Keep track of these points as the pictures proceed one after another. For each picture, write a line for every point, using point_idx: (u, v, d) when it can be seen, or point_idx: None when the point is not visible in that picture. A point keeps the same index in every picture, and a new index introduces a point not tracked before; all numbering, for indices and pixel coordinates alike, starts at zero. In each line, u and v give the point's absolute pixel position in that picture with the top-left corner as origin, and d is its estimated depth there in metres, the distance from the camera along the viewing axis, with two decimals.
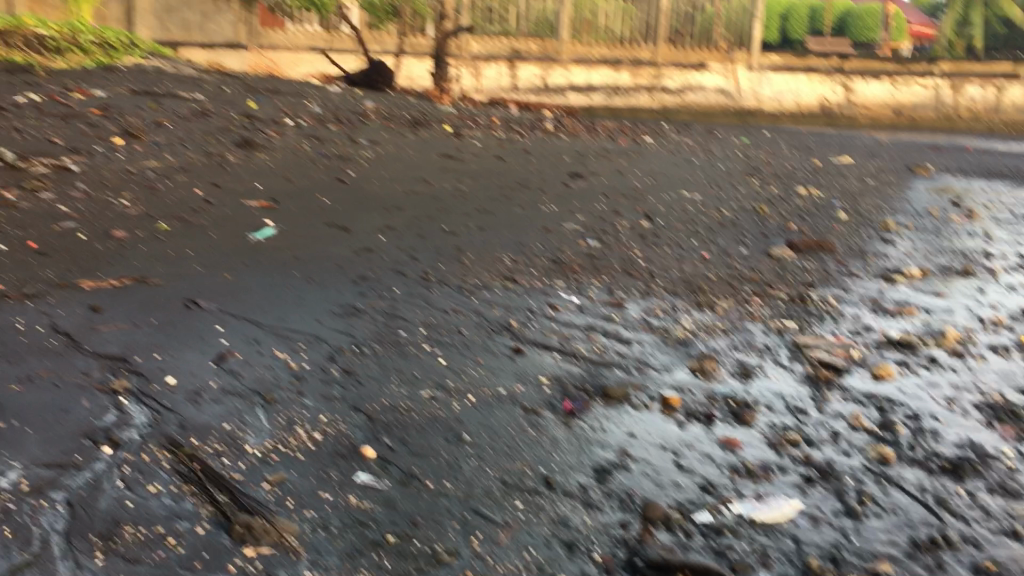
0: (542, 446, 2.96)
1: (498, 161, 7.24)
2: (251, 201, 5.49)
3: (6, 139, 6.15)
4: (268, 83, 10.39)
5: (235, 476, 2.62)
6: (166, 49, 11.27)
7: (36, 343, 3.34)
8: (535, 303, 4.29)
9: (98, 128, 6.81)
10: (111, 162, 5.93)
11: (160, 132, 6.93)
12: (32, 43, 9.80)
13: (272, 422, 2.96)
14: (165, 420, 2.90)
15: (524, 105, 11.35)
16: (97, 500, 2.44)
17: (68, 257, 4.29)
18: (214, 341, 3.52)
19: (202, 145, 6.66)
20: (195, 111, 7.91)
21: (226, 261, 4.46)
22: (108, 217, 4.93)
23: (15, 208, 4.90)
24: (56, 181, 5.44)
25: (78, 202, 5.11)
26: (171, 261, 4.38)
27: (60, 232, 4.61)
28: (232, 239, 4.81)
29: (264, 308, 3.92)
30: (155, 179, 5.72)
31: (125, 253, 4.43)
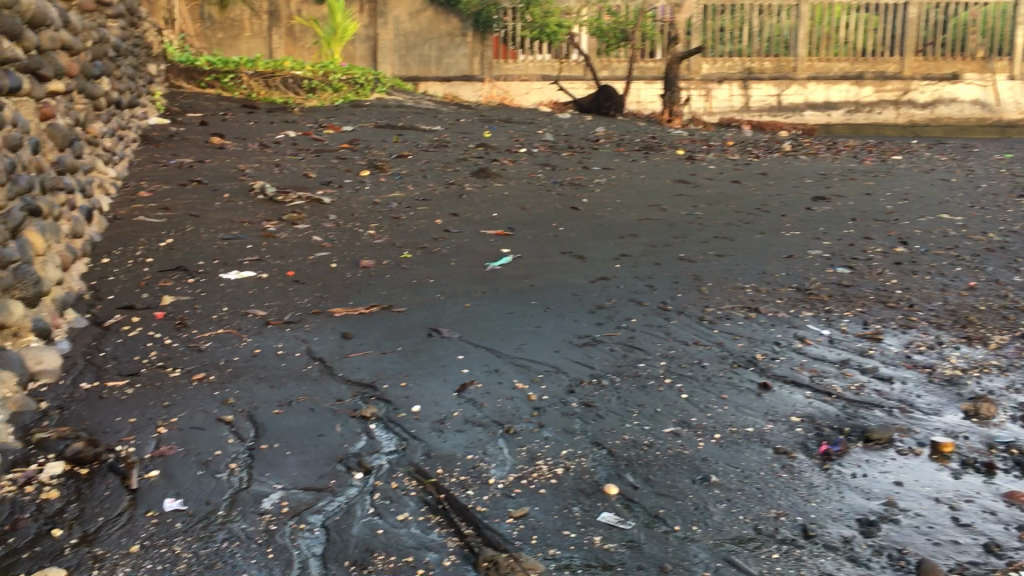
0: (797, 492, 2.75)
1: (734, 185, 6.99)
2: (488, 230, 5.60)
3: (268, 174, 6.64)
4: (501, 112, 10.66)
5: (480, 508, 2.60)
6: (407, 85, 11.85)
7: (294, 369, 3.53)
8: (781, 335, 4.06)
9: (348, 162, 7.22)
10: (359, 194, 6.25)
11: (403, 164, 7.24)
12: (289, 85, 10.59)
13: (514, 454, 2.94)
14: (412, 448, 2.95)
15: (758, 125, 10.99)
16: (350, 527, 2.49)
17: (322, 285, 4.52)
18: (456, 370, 3.57)
19: (441, 176, 6.89)
20: (435, 142, 8.22)
21: (466, 290, 4.55)
22: (357, 246, 5.17)
23: (276, 238, 5.25)
24: (311, 212, 5.79)
25: (329, 233, 5.39)
26: (414, 289, 4.52)
27: (314, 262, 4.87)
28: (471, 267, 4.91)
29: (503, 337, 3.94)
30: (399, 209, 5.96)
31: (373, 281, 4.62)
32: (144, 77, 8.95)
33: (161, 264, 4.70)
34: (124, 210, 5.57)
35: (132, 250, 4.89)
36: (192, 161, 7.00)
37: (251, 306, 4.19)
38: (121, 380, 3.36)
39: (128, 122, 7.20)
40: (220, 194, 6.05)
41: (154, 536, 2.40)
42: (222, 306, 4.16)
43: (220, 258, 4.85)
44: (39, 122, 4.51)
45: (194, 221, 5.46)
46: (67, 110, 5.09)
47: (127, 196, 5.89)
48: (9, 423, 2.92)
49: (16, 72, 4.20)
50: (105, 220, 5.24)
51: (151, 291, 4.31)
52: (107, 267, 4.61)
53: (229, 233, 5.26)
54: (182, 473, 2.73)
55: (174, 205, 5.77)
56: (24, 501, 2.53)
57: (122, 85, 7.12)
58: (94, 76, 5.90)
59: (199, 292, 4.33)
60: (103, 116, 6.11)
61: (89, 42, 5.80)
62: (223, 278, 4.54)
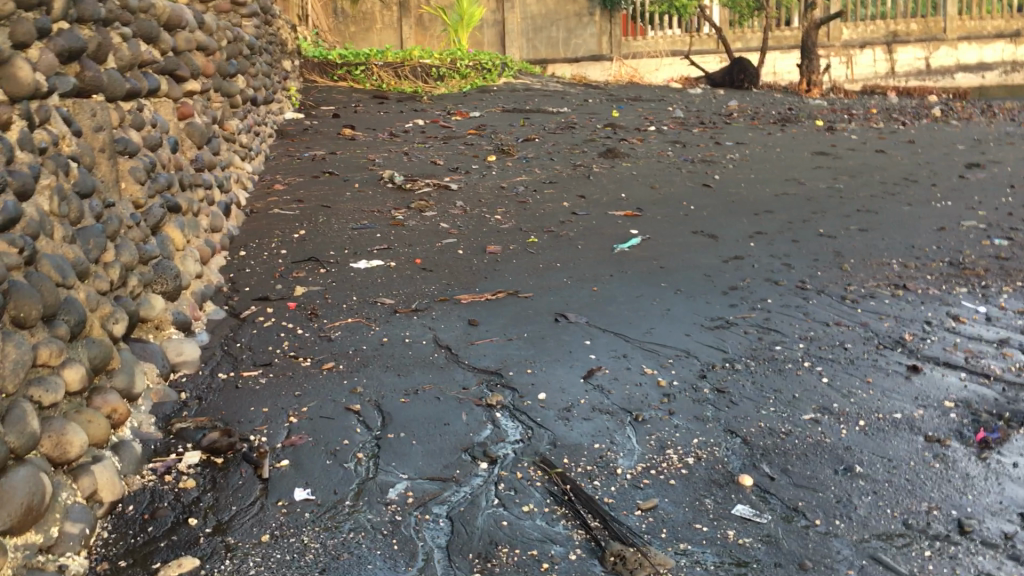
0: (951, 484, 2.54)
1: (877, 154, 6.63)
2: (616, 211, 5.48)
3: (397, 163, 6.72)
4: (630, 90, 10.44)
5: (607, 500, 2.52)
6: (534, 67, 11.82)
7: (421, 357, 3.54)
8: (931, 313, 3.79)
9: (474, 147, 7.23)
10: (486, 179, 6.25)
11: (530, 147, 7.20)
12: (418, 74, 10.73)
13: (643, 443, 2.84)
14: (538, 437, 2.90)
15: (904, 91, 10.45)
16: (474, 518, 2.46)
17: (448, 272, 4.53)
18: (583, 356, 3.49)
19: (568, 157, 6.81)
20: (562, 124, 8.15)
21: (594, 273, 4.46)
22: (484, 232, 5.16)
23: (405, 226, 5.30)
24: (438, 199, 5.81)
25: (456, 220, 5.40)
26: (541, 273, 4.47)
27: (441, 249, 4.89)
28: (598, 250, 4.81)
29: (631, 321, 3.84)
30: (525, 193, 5.92)
31: (499, 266, 4.59)
32: (280, 73, 9.24)
33: (294, 255, 4.81)
34: (261, 204, 5.74)
35: (268, 243, 5.03)
36: (325, 153, 7.17)
37: (379, 295, 4.23)
38: (256, 371, 3.44)
39: (263, 118, 7.43)
40: (351, 185, 6.16)
41: (283, 526, 2.43)
42: (352, 296, 4.21)
43: (351, 248, 4.92)
44: (177, 120, 4.68)
45: (326, 212, 5.57)
46: (204, 108, 5.27)
47: (263, 190, 6.08)
48: (152, 413, 3.04)
49: (153, 73, 4.36)
50: (242, 214, 5.42)
51: (285, 282, 4.42)
52: (244, 259, 4.78)
53: (359, 223, 5.34)
54: (311, 462, 2.77)
55: (307, 197, 5.90)
56: (164, 488, 2.62)
57: (257, 82, 7.36)
58: (229, 74, 6.11)
59: (330, 282, 4.40)
60: (238, 113, 6.33)
61: (223, 42, 5.99)
62: (353, 268, 4.60)
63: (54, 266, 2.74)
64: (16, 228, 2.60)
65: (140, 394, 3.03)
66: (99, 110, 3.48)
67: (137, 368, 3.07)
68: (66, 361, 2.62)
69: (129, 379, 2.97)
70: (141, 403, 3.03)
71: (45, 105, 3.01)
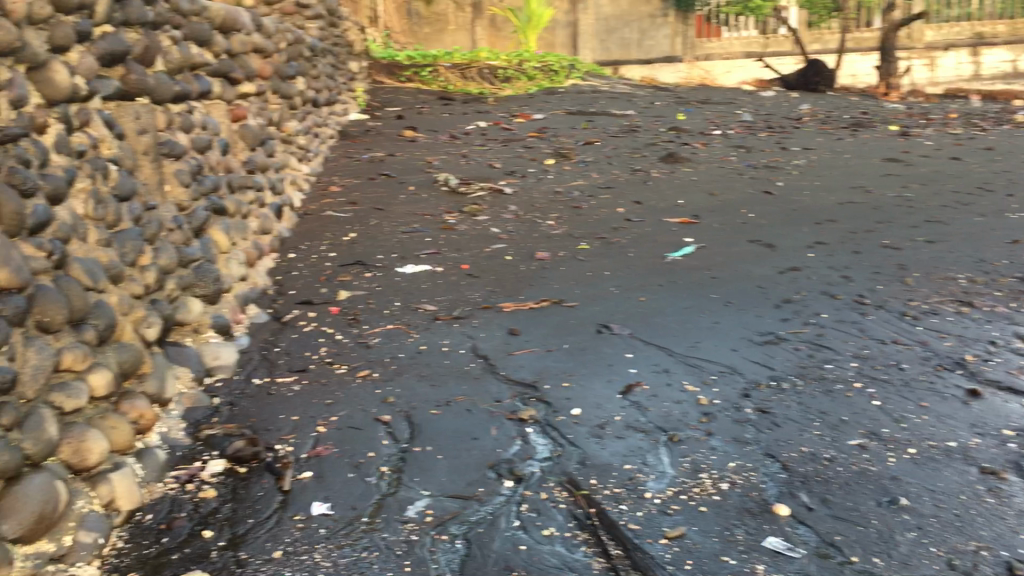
0: (1004, 522, 2.36)
1: (953, 161, 6.34)
2: (672, 217, 5.34)
3: (454, 166, 6.68)
4: (693, 94, 10.34)
5: (632, 526, 2.41)
6: (603, 69, 11.66)
7: (457, 367, 3.49)
8: (997, 333, 3.57)
9: (533, 150, 7.15)
10: (541, 183, 6.16)
11: (590, 151, 7.09)
12: (485, 75, 10.68)
13: (676, 465, 2.72)
14: (567, 455, 2.80)
15: (988, 94, 10.03)
16: (492, 541, 2.37)
17: (494, 279, 4.47)
18: (622, 370, 3.38)
19: (628, 162, 6.68)
20: (625, 127, 8.00)
21: (642, 282, 4.34)
22: (534, 237, 5.08)
23: (455, 230, 5.27)
24: (491, 203, 5.77)
25: (508, 224, 5.33)
26: (587, 281, 4.37)
27: (488, 254, 4.83)
28: (649, 258, 4.68)
29: (677, 334, 3.70)
30: (580, 197, 5.81)
31: (547, 274, 4.50)
32: (347, 74, 9.38)
33: (342, 258, 4.90)
34: (314, 206, 5.88)
35: (317, 245, 5.16)
36: (383, 155, 7.24)
37: (423, 300, 4.23)
38: (289, 376, 3.52)
39: (325, 119, 7.58)
40: (406, 187, 6.21)
41: (297, 542, 2.39)
42: (395, 301, 4.25)
43: (399, 252, 4.96)
44: (229, 123, 4.86)
45: (378, 215, 5.65)
46: (259, 110, 5.45)
47: (319, 192, 6.22)
48: (182, 418, 3.14)
49: (206, 77, 4.54)
50: (294, 217, 5.57)
51: (330, 285, 4.51)
52: (291, 263, 4.88)
53: (410, 227, 5.37)
54: (334, 475, 2.74)
55: (361, 200, 6.00)
56: (185, 498, 2.65)
57: (319, 83, 7.50)
58: (288, 76, 6.26)
59: (374, 287, 4.46)
60: (297, 115, 6.48)
61: (284, 44, 6.14)
62: (399, 273, 4.63)
63: (85, 269, 2.88)
64: (47, 230, 2.76)
65: (171, 398, 3.16)
66: (143, 113, 3.65)
67: (168, 371, 3.22)
68: (93, 367, 2.75)
69: (160, 383, 3.11)
70: (172, 407, 3.15)
71: (86, 109, 3.21)
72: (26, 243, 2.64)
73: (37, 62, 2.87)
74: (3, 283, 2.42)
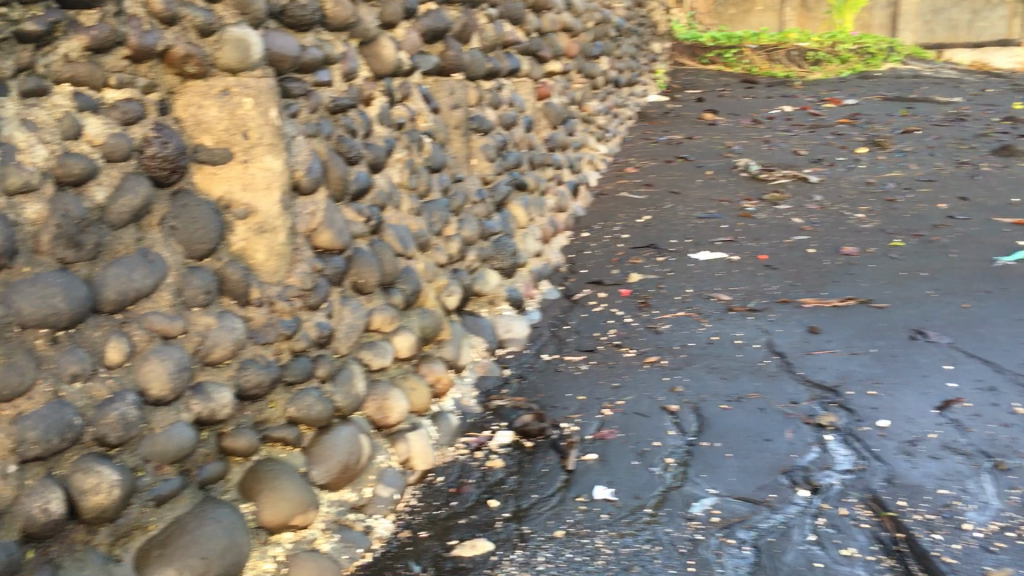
0: None
1: None
2: (1004, 217, 4.77)
3: (756, 151, 6.41)
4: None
5: (948, 559, 2.14)
6: (927, 52, 10.72)
7: (750, 364, 3.34)
8: None
9: (844, 138, 6.71)
10: (851, 173, 5.75)
11: (908, 140, 6.52)
12: (793, 57, 10.18)
13: (1004, 497, 2.39)
14: (871, 470, 2.55)
15: None
16: (783, 553, 2.21)
17: (794, 272, 4.23)
18: (939, 383, 3.04)
19: (953, 153, 6.07)
20: (950, 115, 7.30)
21: (966, 287, 3.90)
22: (840, 231, 4.74)
23: (754, 219, 5.05)
24: (795, 191, 5.48)
25: (811, 215, 5.03)
26: (899, 281, 4.01)
27: (788, 246, 4.59)
28: (975, 260, 4.20)
29: (1008, 349, 3.28)
30: (895, 190, 5.36)
31: (853, 271, 4.19)
32: (648, 55, 9.34)
33: (635, 240, 4.85)
34: (610, 186, 5.88)
35: (611, 225, 5.14)
36: (682, 138, 7.13)
37: (716, 289, 4.09)
38: (577, 355, 3.52)
39: (625, 100, 7.58)
40: (703, 171, 6.06)
41: (580, 524, 2.36)
42: (687, 288, 4.14)
43: (694, 237, 4.83)
44: (535, 101, 4.96)
45: (673, 198, 5.55)
46: (563, 89, 5.53)
47: (615, 172, 6.22)
48: (474, 386, 3.23)
49: (516, 55, 4.66)
50: (590, 196, 5.60)
51: (621, 267, 4.48)
52: (585, 242, 4.90)
53: (706, 213, 5.22)
54: (619, 461, 2.68)
55: (657, 182, 5.93)
56: (473, 465, 2.70)
57: (622, 63, 7.51)
58: (593, 56, 6.31)
59: (667, 272, 4.37)
60: (599, 95, 6.52)
61: (591, 24, 6.18)
62: (693, 259, 4.52)
63: (397, 236, 3.03)
64: (366, 197, 2.93)
65: (465, 365, 3.26)
66: (458, 89, 3.79)
67: (464, 340, 3.32)
68: (399, 330, 2.88)
69: (456, 350, 3.22)
70: (465, 374, 3.25)
71: (407, 83, 3.38)
72: (348, 208, 2.81)
73: (368, 37, 3.06)
74: (325, 245, 2.61)
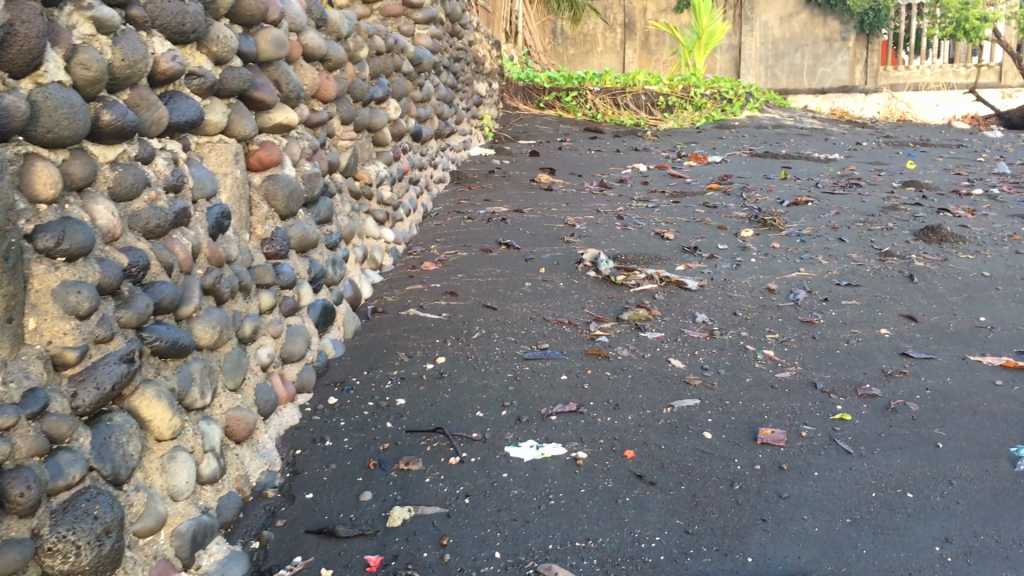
0: None
1: None
2: (982, 358, 3.17)
3: (606, 236, 4.77)
4: (900, 150, 8.20)
5: None
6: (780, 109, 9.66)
7: None
8: None
9: (720, 214, 5.26)
10: (744, 271, 4.18)
11: (805, 218, 5.10)
12: None
13: None
14: None
15: None
16: None
17: (684, 493, 2.39)
18: None
19: (869, 241, 4.61)
20: (840, 186, 6.00)
21: (997, 539, 2.14)
22: (745, 388, 3.02)
23: (610, 359, 3.25)
24: (666, 306, 3.75)
25: (698, 353, 3.30)
26: (872, 518, 2.25)
27: (669, 427, 2.75)
28: (979, 464, 2.48)
29: None
30: (810, 303, 3.76)
31: (788, 485, 2.42)
32: (468, 96, 7.54)
33: (415, 414, 2.88)
34: (393, 296, 3.91)
35: (380, 377, 3.15)
36: (506, 212, 5.31)
37: (548, 550, 2.16)
38: None
39: (432, 157, 5.70)
40: (534, 270, 4.23)
41: None
42: (492, 548, 2.18)
43: (513, 406, 2.91)
44: (242, 174, 2.92)
45: (486, 317, 3.66)
46: (312, 150, 3.52)
47: (406, 271, 4.26)
48: None
49: (188, 98, 2.61)
50: (355, 317, 3.59)
51: (381, 487, 2.48)
52: (329, 417, 2.88)
53: (534, 347, 3.37)
54: None
55: (464, 288, 4.01)
56: None
57: (427, 108, 5.64)
58: (373, 98, 4.37)
59: (460, 497, 2.41)
60: (385, 154, 4.58)
61: (366, 51, 4.24)
62: (509, 459, 2.59)
63: None
64: None
65: None
66: None
67: None
68: None
69: None
70: None
71: None
72: None
73: None
74: None
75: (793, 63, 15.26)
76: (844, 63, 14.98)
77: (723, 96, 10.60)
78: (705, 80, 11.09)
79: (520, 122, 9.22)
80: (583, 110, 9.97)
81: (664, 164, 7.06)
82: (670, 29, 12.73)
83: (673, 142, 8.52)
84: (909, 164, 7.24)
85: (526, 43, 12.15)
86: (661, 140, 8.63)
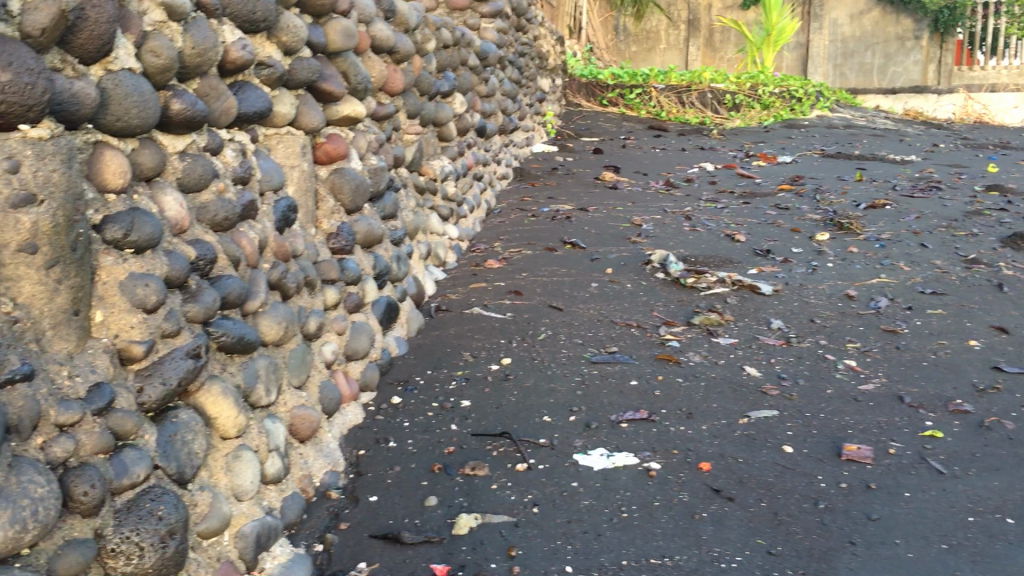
0: None
1: None
2: None
3: (674, 237, 4.63)
4: (978, 153, 7.90)
5: None
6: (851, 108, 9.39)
7: None
8: None
9: (793, 216, 5.09)
10: (820, 276, 4.01)
11: (883, 222, 4.91)
12: None
13: None
14: None
15: None
16: None
17: (765, 510, 2.27)
18: None
19: (952, 247, 4.41)
20: (918, 189, 5.78)
21: None
22: (826, 400, 2.87)
23: (682, 365, 3.13)
24: (739, 311, 3.62)
25: (774, 361, 3.17)
26: (970, 545, 2.10)
27: (746, 439, 2.62)
28: None
29: None
30: (892, 311, 3.59)
31: (876, 506, 2.28)
32: (532, 92, 7.45)
33: (480, 417, 2.79)
34: (457, 294, 3.83)
35: (444, 378, 3.06)
36: (571, 210, 5.21)
37: (622, 566, 2.06)
38: None
39: (495, 153, 5.62)
40: (600, 270, 4.12)
41: None
42: (562, 562, 2.08)
43: (582, 411, 2.81)
44: (309, 167, 2.86)
45: (552, 318, 3.56)
46: (378, 143, 3.45)
47: (469, 268, 4.18)
48: None
49: (258, 88, 2.55)
50: (419, 315, 3.51)
51: (446, 493, 2.39)
52: (393, 418, 2.81)
53: (602, 351, 3.26)
54: None
55: (529, 287, 3.92)
56: None
57: (492, 104, 5.55)
58: (439, 92, 4.30)
59: (527, 506, 2.32)
60: (450, 149, 4.50)
61: (434, 44, 4.17)
62: (579, 468, 2.49)
63: None
64: None
65: None
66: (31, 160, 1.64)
67: None
68: None
69: None
70: None
71: None
72: None
73: None
74: None
75: (863, 62, 14.90)
76: (916, 62, 14.57)
77: (792, 95, 10.35)
78: (773, 79, 10.84)
79: (583, 119, 9.10)
80: (647, 107, 9.81)
81: (732, 164, 6.89)
82: (737, 26, 12.49)
83: (740, 141, 8.33)
84: (989, 167, 6.96)
85: (589, 40, 12.02)
86: (727, 139, 8.43)
